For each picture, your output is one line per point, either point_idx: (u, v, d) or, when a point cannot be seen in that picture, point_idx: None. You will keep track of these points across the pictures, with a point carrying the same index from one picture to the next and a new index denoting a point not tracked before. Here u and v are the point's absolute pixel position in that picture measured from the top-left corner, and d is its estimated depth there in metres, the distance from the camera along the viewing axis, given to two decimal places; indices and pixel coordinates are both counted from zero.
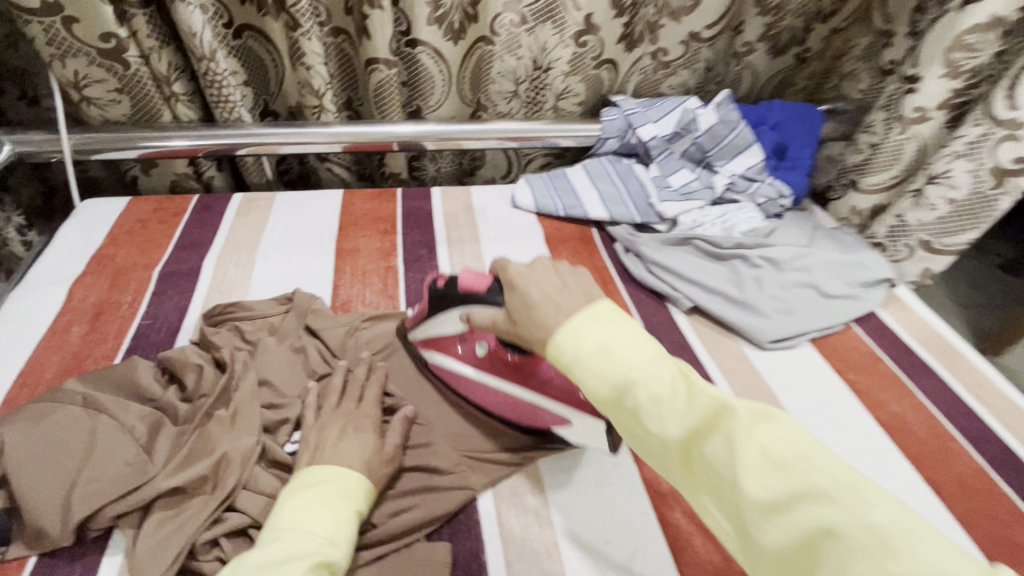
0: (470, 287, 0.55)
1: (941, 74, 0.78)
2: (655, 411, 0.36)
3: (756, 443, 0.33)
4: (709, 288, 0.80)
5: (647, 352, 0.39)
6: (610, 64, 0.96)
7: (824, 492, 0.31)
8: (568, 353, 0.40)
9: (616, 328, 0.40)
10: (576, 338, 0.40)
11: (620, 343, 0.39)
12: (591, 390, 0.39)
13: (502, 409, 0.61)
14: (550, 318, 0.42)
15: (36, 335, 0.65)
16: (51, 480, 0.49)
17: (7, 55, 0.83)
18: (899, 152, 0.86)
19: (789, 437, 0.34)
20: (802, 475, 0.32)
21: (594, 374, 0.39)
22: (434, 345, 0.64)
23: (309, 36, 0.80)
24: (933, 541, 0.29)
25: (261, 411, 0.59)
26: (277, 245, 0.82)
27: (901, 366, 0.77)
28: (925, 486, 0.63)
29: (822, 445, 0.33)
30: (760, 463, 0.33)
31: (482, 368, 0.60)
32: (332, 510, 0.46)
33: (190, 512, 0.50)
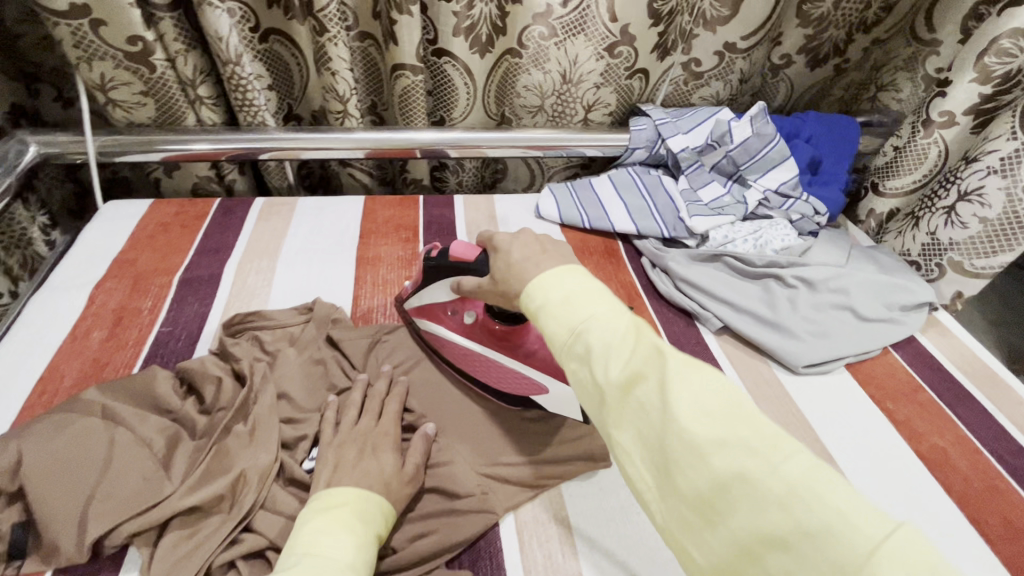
0: (460, 257, 0.57)
1: (971, 78, 0.77)
2: (603, 355, 0.39)
3: (690, 392, 0.35)
4: (740, 308, 0.78)
5: (605, 305, 0.41)
6: (643, 73, 0.94)
7: (745, 442, 0.33)
8: (538, 300, 0.44)
9: (583, 283, 0.43)
10: (546, 288, 0.44)
11: (583, 296, 0.42)
12: (552, 334, 0.42)
13: (484, 375, 0.64)
14: (529, 271, 0.47)
15: (56, 340, 0.65)
16: (68, 493, 0.48)
17: (41, 58, 0.83)
18: (924, 156, 0.85)
19: (719, 390, 0.35)
20: (728, 424, 0.34)
21: (555, 320, 0.42)
22: (426, 314, 0.67)
23: (336, 41, 0.79)
24: (839, 492, 0.30)
25: (280, 426, 0.57)
26: (298, 252, 0.80)
27: (942, 395, 0.73)
28: (971, 527, 0.59)
29: (750, 402, 0.35)
30: (690, 408, 0.35)
31: (469, 335, 0.64)
32: (352, 535, 0.45)
33: (207, 531, 0.49)
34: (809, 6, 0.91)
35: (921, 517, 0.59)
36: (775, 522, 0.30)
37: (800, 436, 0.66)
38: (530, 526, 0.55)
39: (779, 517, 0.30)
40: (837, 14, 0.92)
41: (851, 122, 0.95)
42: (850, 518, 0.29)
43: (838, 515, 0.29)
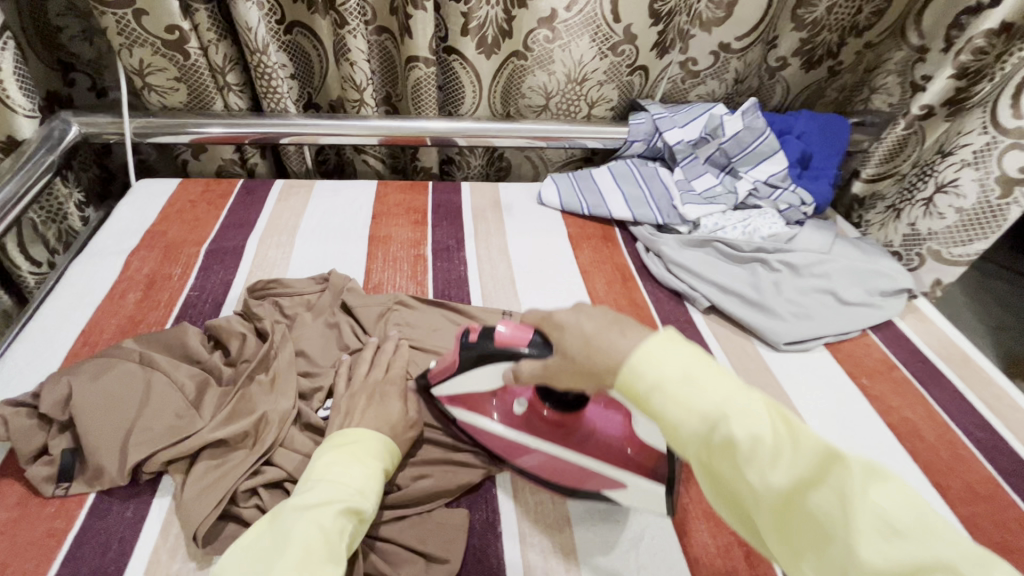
0: (507, 342, 0.51)
1: (949, 75, 0.83)
2: (757, 455, 0.35)
3: (874, 506, 0.33)
4: (727, 289, 0.83)
5: (744, 393, 0.38)
6: (642, 70, 0.99)
7: (954, 568, 0.30)
8: (646, 380, 0.39)
9: (704, 360, 0.39)
10: (662, 365, 0.39)
11: (713, 378, 0.38)
12: (678, 422, 0.38)
13: (541, 472, 0.58)
14: (618, 342, 0.42)
15: (96, 299, 0.71)
16: (111, 425, 0.54)
17: (79, 49, 0.90)
18: (901, 145, 0.92)
19: (904, 502, 0.33)
20: (929, 547, 0.31)
21: (680, 407, 0.38)
22: (464, 403, 0.60)
23: (355, 34, 0.85)
24: None
25: (298, 378, 0.63)
26: (315, 229, 0.86)
27: (915, 373, 0.77)
28: (934, 490, 0.63)
29: (941, 516, 0.33)
30: (876, 526, 0.32)
31: (520, 428, 0.58)
32: (363, 466, 0.50)
33: (232, 463, 0.54)
34: (803, 10, 0.96)
35: None
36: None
37: None
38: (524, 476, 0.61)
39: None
40: (830, 19, 0.97)
41: (842, 120, 0.99)
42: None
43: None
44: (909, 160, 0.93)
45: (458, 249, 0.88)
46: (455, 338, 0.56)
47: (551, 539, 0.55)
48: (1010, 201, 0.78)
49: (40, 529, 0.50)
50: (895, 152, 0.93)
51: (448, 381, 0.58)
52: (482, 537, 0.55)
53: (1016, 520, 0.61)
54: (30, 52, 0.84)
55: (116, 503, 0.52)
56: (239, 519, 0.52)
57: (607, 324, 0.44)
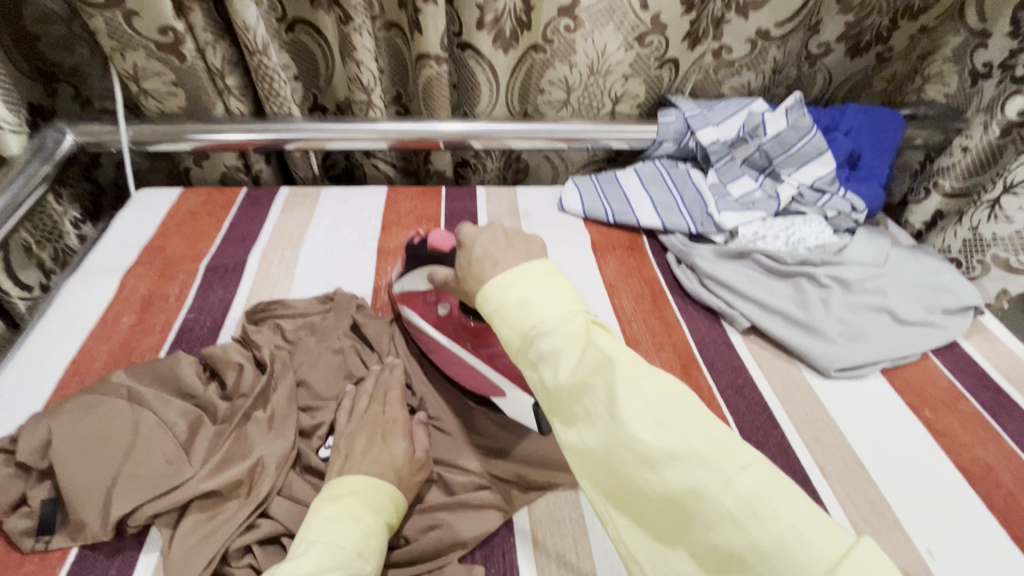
0: (437, 246, 0.56)
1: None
2: (554, 362, 0.38)
3: (645, 402, 0.35)
4: (770, 308, 0.75)
5: (561, 307, 0.40)
6: (673, 63, 0.91)
7: (697, 454, 0.33)
8: (492, 302, 0.42)
9: (540, 282, 0.41)
10: (495, 288, 0.42)
11: (541, 296, 0.40)
12: (503, 337, 0.41)
13: (449, 369, 0.62)
14: (487, 272, 0.44)
15: (88, 324, 0.67)
16: (94, 473, 0.49)
17: (63, 57, 0.85)
18: (990, 154, 0.82)
19: (672, 400, 0.36)
20: (680, 435, 0.34)
21: (506, 321, 0.41)
22: (404, 298, 0.64)
23: (361, 31, 0.78)
24: (792, 502, 0.31)
25: (298, 414, 0.58)
26: (321, 242, 0.81)
27: (986, 404, 0.69)
28: (1015, 546, 0.55)
29: (702, 409, 0.36)
30: (642, 420, 0.35)
31: (440, 328, 0.61)
32: (362, 523, 0.45)
33: (225, 516, 0.49)
34: None
35: (958, 536, 0.56)
36: (728, 539, 0.31)
37: (829, 443, 0.63)
38: (545, 525, 0.54)
39: (730, 534, 0.31)
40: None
41: (895, 114, 0.90)
42: (805, 537, 0.30)
43: (789, 529, 0.30)
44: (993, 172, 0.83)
45: None
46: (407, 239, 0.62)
47: None
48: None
49: None
50: (982, 164, 0.83)
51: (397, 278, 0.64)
52: None
53: None
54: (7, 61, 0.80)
55: (100, 559, 0.48)
56: None
57: (496, 247, 0.45)
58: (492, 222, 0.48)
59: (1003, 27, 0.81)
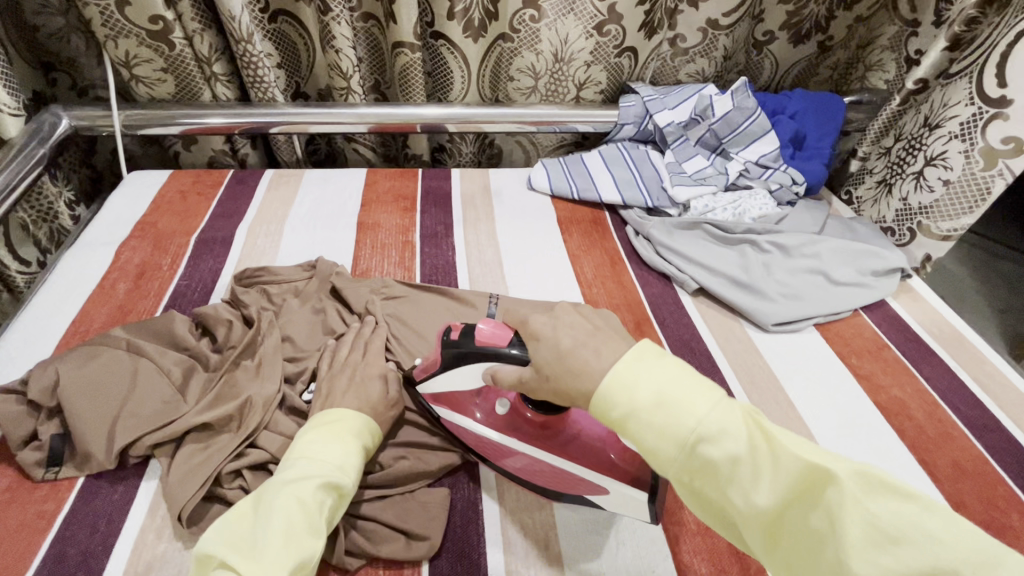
0: (488, 340, 0.50)
1: (942, 47, 0.82)
2: (740, 476, 0.37)
3: (862, 514, 0.33)
4: (717, 271, 0.82)
5: (721, 409, 0.38)
6: (631, 51, 0.98)
7: (943, 571, 0.30)
8: (622, 407, 0.39)
9: (681, 382, 0.39)
10: (629, 390, 0.39)
11: (690, 398, 0.38)
12: (659, 449, 0.39)
13: (530, 476, 0.56)
14: (590, 363, 0.42)
15: (87, 290, 0.72)
16: (99, 410, 0.55)
17: (59, 47, 0.90)
18: (894, 120, 0.92)
19: (894, 509, 0.33)
20: (919, 550, 0.31)
21: (657, 432, 0.38)
22: (450, 405, 0.59)
23: (339, 20, 0.84)
24: None
25: (283, 363, 0.64)
26: (304, 218, 0.87)
27: (906, 353, 0.77)
28: (920, 467, 0.63)
29: (933, 511, 0.33)
30: (866, 535, 0.32)
31: (504, 431, 0.55)
32: (343, 443, 0.51)
33: (218, 445, 0.55)
34: None
35: (873, 459, 0.64)
36: None
37: (764, 386, 0.71)
38: None
39: None
40: None
41: (835, 98, 0.98)
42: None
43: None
44: (897, 135, 0.92)
45: (446, 235, 0.88)
46: (438, 336, 0.56)
47: (533, 517, 0.56)
48: (994, 173, 0.77)
49: (31, 511, 0.51)
50: (890, 126, 0.94)
51: (435, 380, 0.57)
52: (463, 517, 0.56)
53: (1004, 499, 0.60)
54: (14, 51, 0.85)
55: (105, 485, 0.53)
56: (224, 499, 0.53)
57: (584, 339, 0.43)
58: (560, 306, 0.48)
59: (927, 16, 0.91)
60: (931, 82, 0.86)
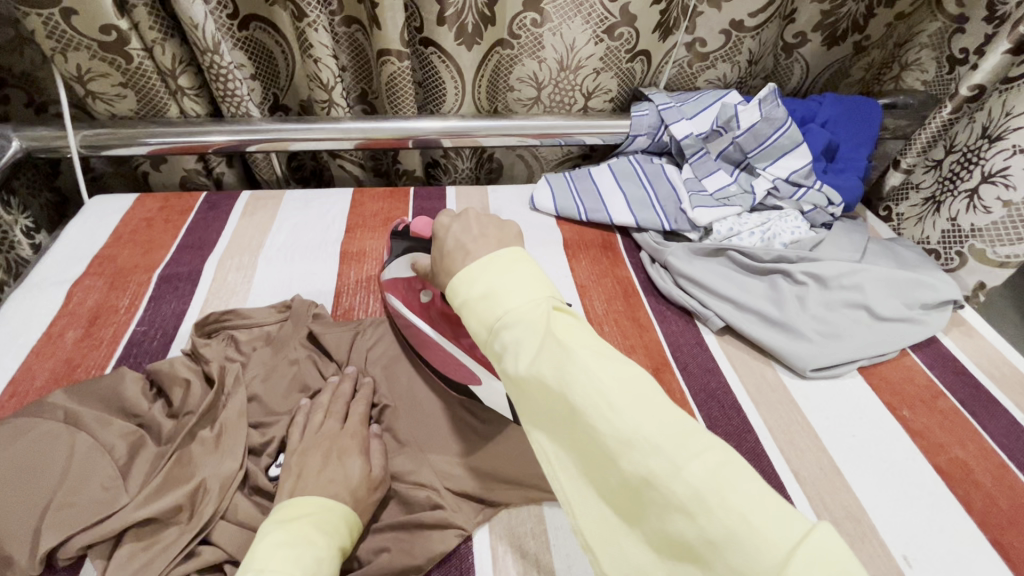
0: (420, 233, 0.62)
1: (1005, 49, 0.72)
2: (515, 354, 0.36)
3: (595, 388, 0.33)
4: (746, 307, 0.72)
5: (530, 297, 0.38)
6: (644, 56, 0.89)
7: (649, 441, 0.31)
8: (460, 295, 0.41)
9: (507, 273, 0.40)
10: (468, 282, 0.41)
11: (510, 288, 0.39)
12: (472, 330, 0.40)
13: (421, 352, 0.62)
14: (457, 263, 0.43)
15: (31, 340, 0.64)
16: (24, 502, 0.47)
17: (11, 61, 0.82)
18: (947, 130, 0.82)
19: (625, 386, 0.34)
20: (634, 421, 0.32)
21: (475, 315, 0.39)
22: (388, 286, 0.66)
23: (316, 26, 0.75)
24: (751, 493, 0.29)
25: (248, 431, 0.55)
26: (281, 248, 0.78)
27: (965, 402, 0.67)
28: (993, 551, 0.54)
29: (660, 393, 0.34)
30: (596, 406, 0.33)
31: (419, 314, 0.62)
32: (314, 547, 0.42)
33: (163, 544, 0.47)
34: None
35: (936, 540, 0.54)
36: (679, 529, 0.29)
37: (804, 446, 0.61)
38: (507, 542, 0.51)
39: (685, 526, 0.29)
40: None
41: (872, 103, 0.88)
42: (757, 525, 0.27)
43: (740, 517, 0.28)
44: (947, 148, 0.81)
45: None
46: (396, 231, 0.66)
47: None
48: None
49: None
50: (939, 137, 0.83)
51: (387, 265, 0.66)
52: None
53: None
54: None
55: None
56: None
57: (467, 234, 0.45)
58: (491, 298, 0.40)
59: (978, 11, 0.81)
60: (989, 89, 0.76)
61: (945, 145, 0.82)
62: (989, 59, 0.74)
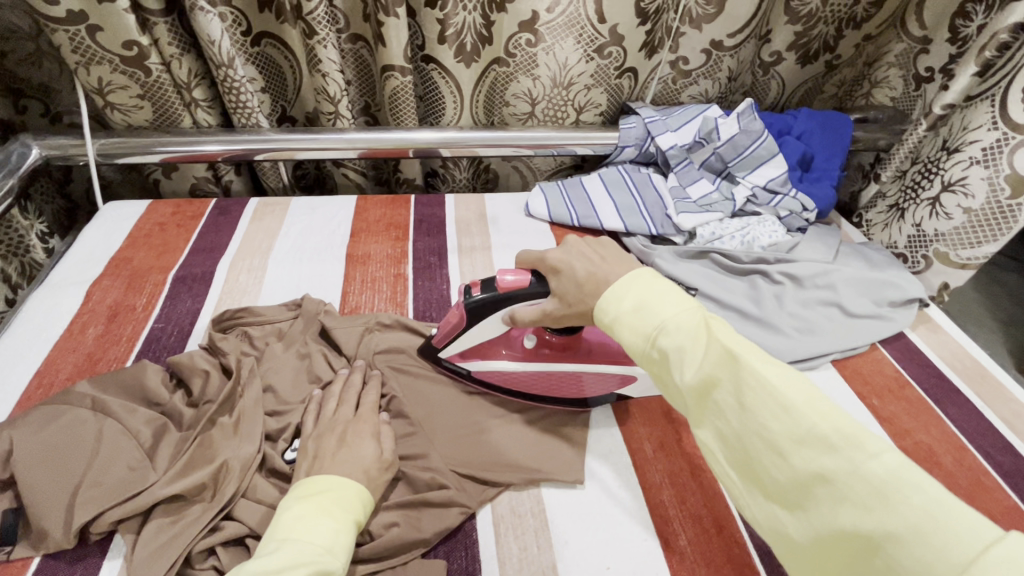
0: (513, 287, 0.56)
1: (971, 72, 0.76)
2: (678, 359, 0.42)
3: (767, 393, 0.39)
4: (727, 305, 0.77)
5: (678, 308, 0.44)
6: (631, 72, 0.95)
7: (825, 441, 0.36)
8: (610, 312, 0.48)
9: (654, 291, 0.46)
10: (617, 299, 0.47)
11: (657, 302, 0.45)
12: (628, 343, 0.46)
13: (558, 391, 0.64)
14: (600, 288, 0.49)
15: (53, 336, 0.67)
16: (58, 480, 0.50)
17: (30, 73, 0.86)
18: (918, 147, 0.87)
19: (795, 390, 0.39)
20: (808, 423, 0.37)
21: (630, 329, 0.46)
22: (475, 354, 0.64)
23: (325, 44, 0.80)
24: (927, 490, 0.33)
25: (264, 418, 0.59)
26: (290, 250, 0.82)
27: (930, 391, 0.72)
28: None
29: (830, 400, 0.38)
30: (770, 410, 0.38)
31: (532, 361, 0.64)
32: (330, 520, 0.46)
33: (189, 519, 0.50)
34: (798, 3, 0.89)
35: None
36: (855, 520, 0.34)
37: None
38: (508, 519, 0.55)
39: (863, 518, 0.34)
40: (826, 10, 0.91)
41: (844, 117, 0.94)
42: (941, 523, 0.31)
43: (922, 513, 0.32)
44: (914, 159, 0.89)
45: (441, 266, 0.84)
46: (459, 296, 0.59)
47: None
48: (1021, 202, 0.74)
49: None
50: (913, 154, 0.88)
51: (458, 340, 0.61)
52: None
53: None
54: None
55: (64, 566, 0.48)
56: None
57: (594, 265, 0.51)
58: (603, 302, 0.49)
59: (941, 34, 0.88)
60: (957, 107, 0.81)
61: (915, 158, 0.88)
62: (957, 82, 0.78)
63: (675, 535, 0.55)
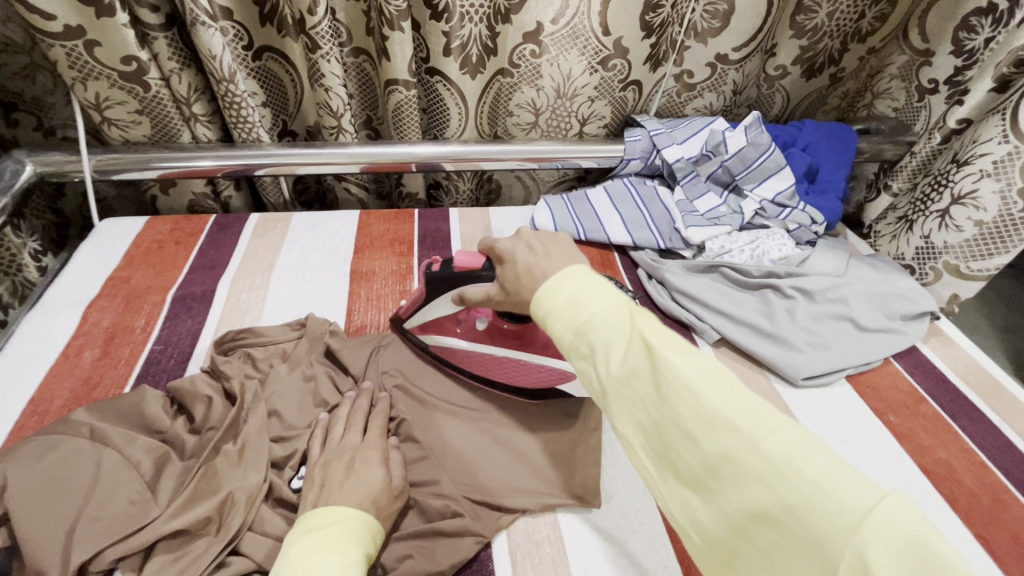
0: (466, 265, 0.58)
1: (989, 86, 0.79)
2: (605, 350, 0.40)
3: (676, 380, 0.36)
4: (738, 320, 0.77)
5: (608, 299, 0.42)
6: (636, 85, 0.94)
7: (727, 422, 0.34)
8: (544, 306, 0.45)
9: (588, 284, 0.44)
10: (552, 293, 0.45)
11: (590, 296, 0.43)
12: (558, 336, 0.43)
13: (507, 379, 0.64)
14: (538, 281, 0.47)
15: (47, 360, 0.65)
16: (53, 516, 0.47)
17: (23, 86, 0.84)
18: (929, 160, 0.88)
19: (701, 372, 0.36)
20: (714, 406, 0.34)
21: (562, 321, 0.43)
22: (433, 329, 0.65)
23: (329, 58, 0.79)
24: (822, 463, 0.31)
25: (270, 445, 0.57)
26: (292, 268, 0.80)
27: (945, 406, 0.72)
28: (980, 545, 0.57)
29: (736, 380, 0.36)
30: (680, 396, 0.36)
31: (481, 343, 0.63)
32: (340, 554, 0.43)
33: (194, 554, 0.48)
34: (802, 17, 0.90)
35: None
36: (758, 499, 0.32)
37: None
38: (524, 548, 0.54)
39: (764, 497, 0.31)
40: (831, 24, 0.91)
41: (849, 129, 0.94)
42: (832, 494, 0.29)
43: (815, 487, 0.30)
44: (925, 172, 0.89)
45: None
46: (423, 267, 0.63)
47: None
48: None
49: None
50: (924, 167, 0.89)
51: (419, 311, 0.64)
52: None
53: None
54: None
55: None
56: None
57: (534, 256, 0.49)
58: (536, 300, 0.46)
59: (944, 46, 0.86)
60: (974, 121, 0.82)
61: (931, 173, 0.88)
62: (974, 95, 0.80)
63: (696, 561, 0.53)
